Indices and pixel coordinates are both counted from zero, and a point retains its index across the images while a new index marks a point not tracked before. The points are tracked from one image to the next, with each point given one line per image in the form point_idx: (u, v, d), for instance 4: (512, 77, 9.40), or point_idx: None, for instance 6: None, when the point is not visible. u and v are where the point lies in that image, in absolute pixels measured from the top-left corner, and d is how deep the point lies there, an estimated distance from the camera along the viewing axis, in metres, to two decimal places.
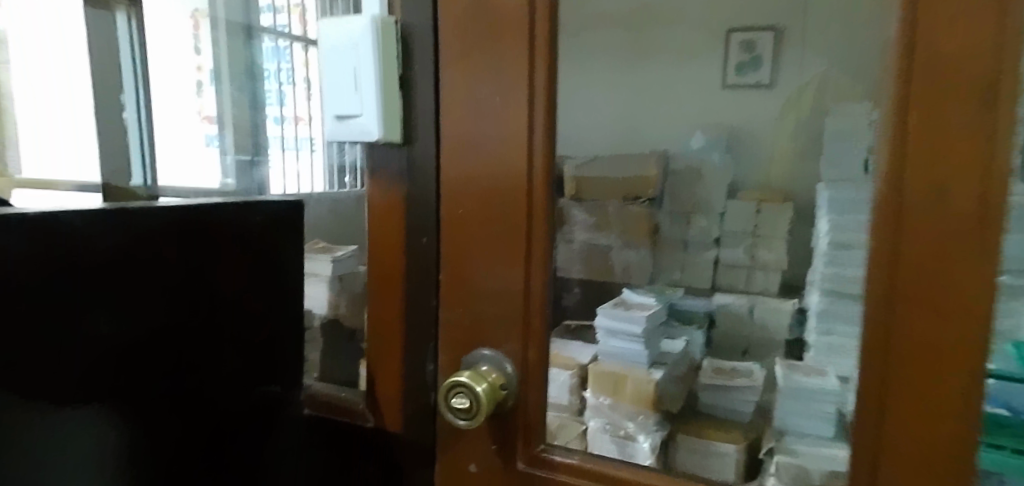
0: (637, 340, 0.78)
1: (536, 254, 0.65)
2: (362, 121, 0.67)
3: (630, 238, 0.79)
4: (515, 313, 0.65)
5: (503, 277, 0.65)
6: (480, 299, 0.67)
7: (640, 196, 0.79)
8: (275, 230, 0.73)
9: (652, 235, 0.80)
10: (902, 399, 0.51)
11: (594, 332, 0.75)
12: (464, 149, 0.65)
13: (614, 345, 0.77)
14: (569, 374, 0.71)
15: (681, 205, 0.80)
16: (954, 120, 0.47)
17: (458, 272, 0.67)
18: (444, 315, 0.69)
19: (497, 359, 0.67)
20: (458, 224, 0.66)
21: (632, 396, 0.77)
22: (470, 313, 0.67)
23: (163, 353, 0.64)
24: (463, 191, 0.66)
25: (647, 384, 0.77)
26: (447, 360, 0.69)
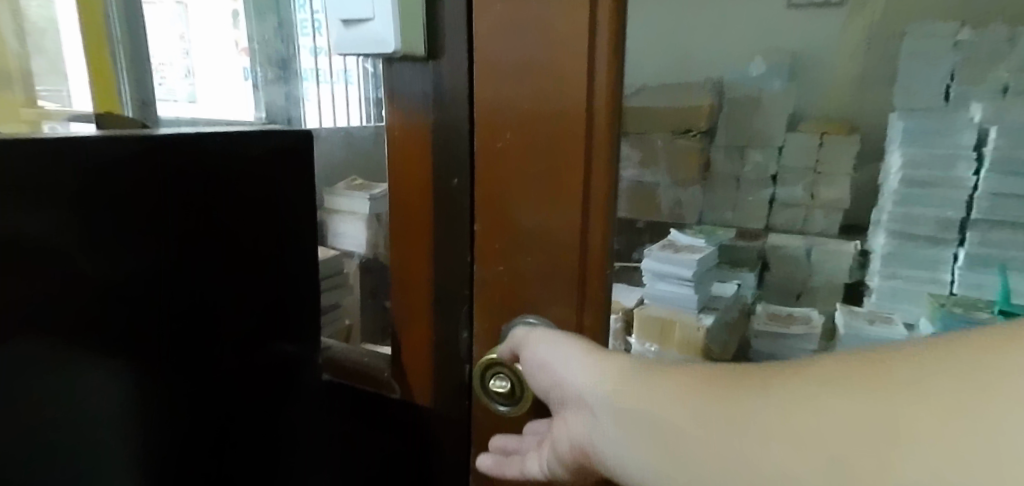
0: (687, 284, 0.68)
1: (595, 210, 0.57)
2: (376, 30, 0.57)
3: (680, 177, 0.65)
4: (567, 278, 0.57)
5: (552, 237, 0.57)
6: (521, 258, 0.59)
7: (692, 129, 0.64)
8: (297, 170, 0.73)
9: (702, 173, 0.66)
10: None
11: (639, 274, 0.66)
12: (508, 86, 0.56)
13: (662, 289, 0.67)
14: (613, 318, 0.65)
15: (739, 135, 0.65)
16: None
17: (499, 226, 0.59)
18: (479, 274, 0.62)
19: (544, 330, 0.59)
20: (498, 174, 0.59)
21: (679, 344, 0.66)
22: (511, 272, 0.60)
23: (182, 289, 0.67)
24: (507, 135, 0.57)
25: (696, 332, 0.67)
26: (482, 324, 0.62)
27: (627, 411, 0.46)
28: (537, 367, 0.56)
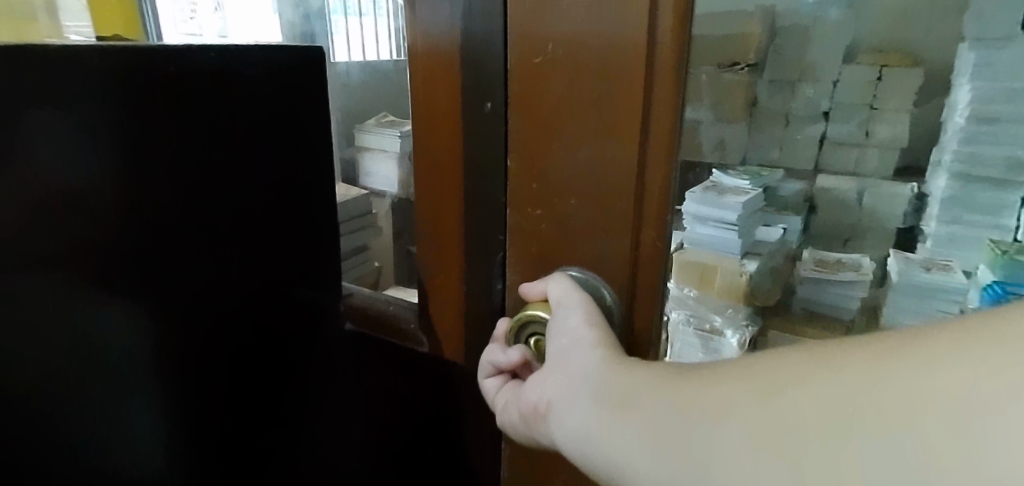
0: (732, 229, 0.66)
1: (650, 153, 0.51)
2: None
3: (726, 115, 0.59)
4: (616, 227, 0.53)
5: (600, 180, 0.52)
6: (563, 200, 0.54)
7: (738, 62, 0.58)
8: (307, 82, 0.67)
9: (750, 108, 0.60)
10: None
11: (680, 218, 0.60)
12: (556, 9, 0.50)
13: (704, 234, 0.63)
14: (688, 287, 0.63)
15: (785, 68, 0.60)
16: None
17: (541, 166, 0.55)
18: (516, 213, 0.58)
19: (589, 280, 0.54)
20: (541, 107, 0.53)
21: (721, 287, 0.66)
22: (553, 215, 0.55)
23: (206, 232, 0.62)
24: (554, 64, 0.51)
25: (738, 276, 0.67)
26: (520, 266, 0.59)
27: (639, 384, 0.40)
28: (563, 336, 0.50)
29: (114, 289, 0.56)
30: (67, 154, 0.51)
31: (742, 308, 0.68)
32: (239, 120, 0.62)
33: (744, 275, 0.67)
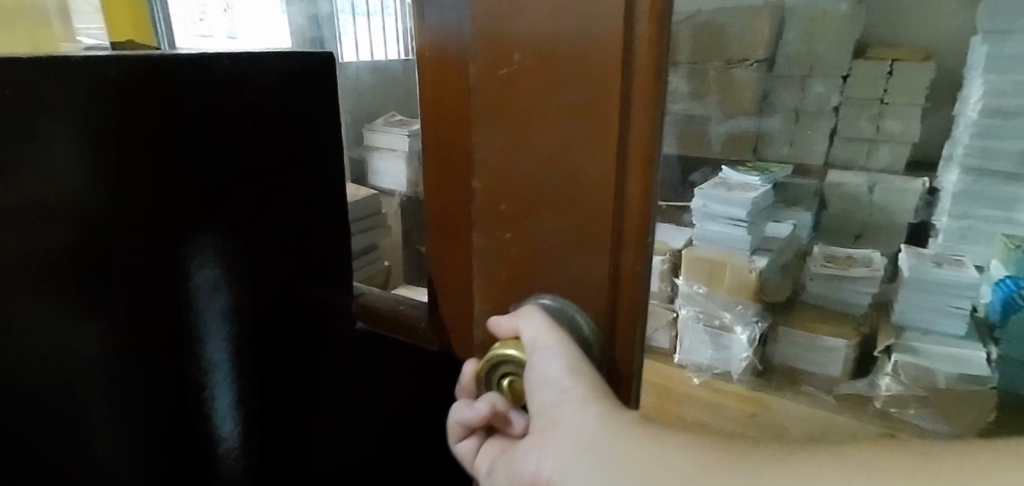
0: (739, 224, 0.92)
1: (630, 119, 0.31)
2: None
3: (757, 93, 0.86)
4: (592, 239, 0.33)
5: (571, 173, 0.32)
6: (518, 201, 0.35)
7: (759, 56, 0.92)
8: (324, 86, 0.49)
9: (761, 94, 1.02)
10: None
11: None
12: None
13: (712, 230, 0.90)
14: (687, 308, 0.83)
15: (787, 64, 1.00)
16: None
17: (502, 153, 0.35)
18: (482, 231, 0.37)
19: (564, 306, 0.35)
20: (502, 68, 0.33)
21: (729, 282, 0.94)
22: (462, 247, 0.40)
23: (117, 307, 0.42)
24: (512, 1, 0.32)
25: (748, 272, 0.94)
26: (487, 302, 0.39)
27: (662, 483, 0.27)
28: (546, 388, 0.33)
29: (90, 308, 0.41)
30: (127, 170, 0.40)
31: (751, 306, 0.97)
32: (242, 135, 0.44)
33: (751, 272, 0.94)
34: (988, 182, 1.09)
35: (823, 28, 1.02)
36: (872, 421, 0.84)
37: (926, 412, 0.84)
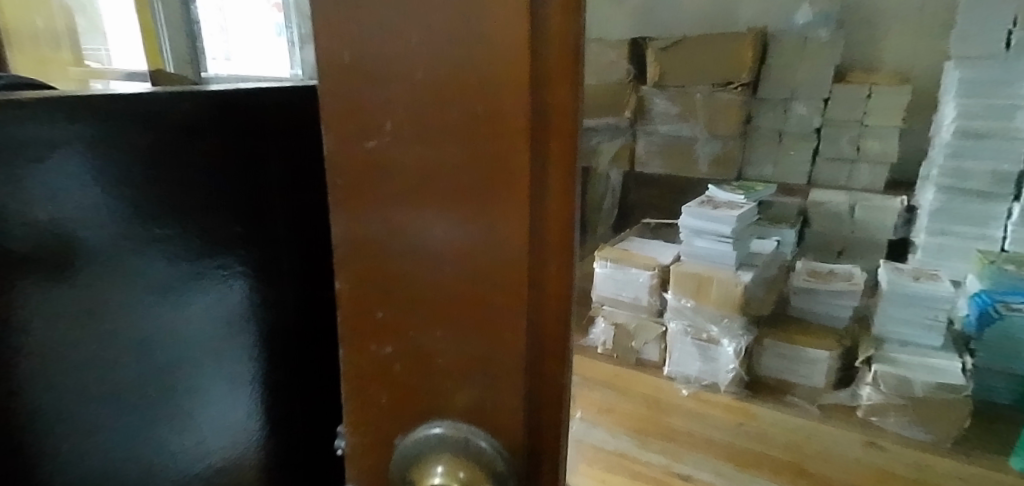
0: (722, 240, 0.97)
1: (553, 149, 0.18)
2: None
3: (722, 128, 1.21)
4: (499, 350, 0.20)
5: (465, 233, 0.19)
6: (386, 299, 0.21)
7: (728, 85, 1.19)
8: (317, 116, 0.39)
9: (741, 120, 1.21)
10: None
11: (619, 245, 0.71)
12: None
13: (697, 245, 0.99)
14: (647, 279, 0.99)
15: (769, 87, 1.21)
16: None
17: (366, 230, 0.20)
18: (347, 345, 0.22)
19: (455, 444, 0.21)
20: (362, 87, 0.19)
21: (716, 298, 0.96)
22: (393, 361, 0.21)
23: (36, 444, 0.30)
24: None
25: (734, 287, 0.95)
26: (361, 442, 0.23)
27: None
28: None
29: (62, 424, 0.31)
30: (110, 206, 0.30)
31: (737, 320, 0.96)
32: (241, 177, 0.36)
33: (737, 286, 0.95)
34: (962, 200, 1.11)
35: (803, 57, 1.19)
36: (854, 429, 0.90)
37: (906, 421, 0.87)
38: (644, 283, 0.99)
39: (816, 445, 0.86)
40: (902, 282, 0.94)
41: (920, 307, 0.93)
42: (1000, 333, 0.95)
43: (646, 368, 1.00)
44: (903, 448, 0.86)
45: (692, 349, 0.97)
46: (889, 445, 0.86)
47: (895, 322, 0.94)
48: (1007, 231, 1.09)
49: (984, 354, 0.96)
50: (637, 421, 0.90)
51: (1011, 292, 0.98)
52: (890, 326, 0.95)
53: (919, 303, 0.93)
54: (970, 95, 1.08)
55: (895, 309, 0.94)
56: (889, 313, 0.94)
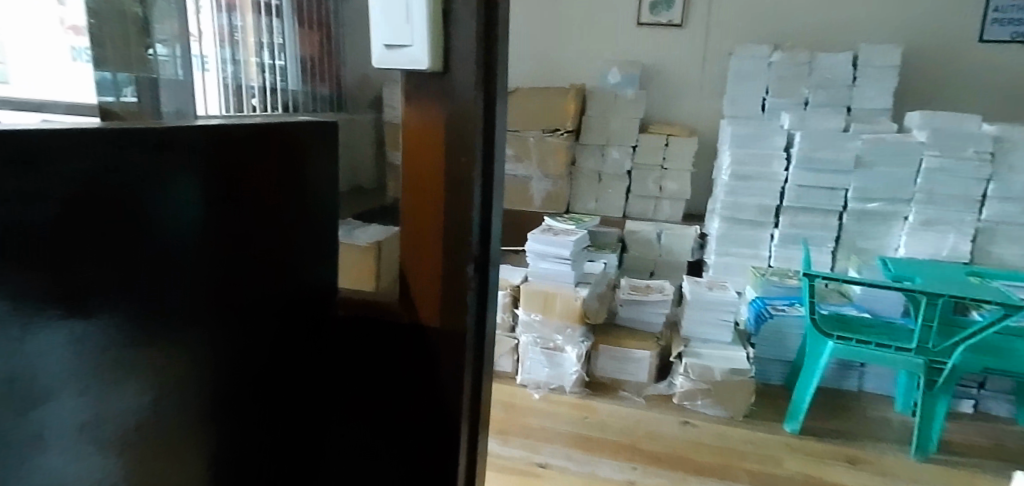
0: (564, 261, 1.11)
1: None
2: (413, 59, 0.28)
3: (550, 172, 1.59)
4: None
5: None
6: (445, 259, 0.31)
7: (557, 130, 1.58)
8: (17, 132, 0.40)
9: (566, 163, 1.58)
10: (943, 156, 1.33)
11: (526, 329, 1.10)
12: (418, 90, 0.29)
13: (542, 266, 1.12)
14: (503, 294, 1.11)
15: (593, 134, 1.59)
16: (672, 95, 1.69)
17: (418, 219, 0.31)
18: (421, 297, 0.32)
19: None
20: None
21: (559, 312, 1.08)
22: None
23: None
24: (452, 134, 0.29)
25: (574, 301, 1.07)
26: None
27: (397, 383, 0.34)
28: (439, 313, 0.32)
29: None
30: None
31: (579, 329, 1.08)
32: None
33: (577, 299, 1.07)
34: (738, 228, 1.47)
35: (612, 110, 1.59)
36: (672, 412, 1.09)
37: (711, 401, 1.08)
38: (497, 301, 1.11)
39: (645, 427, 1.02)
40: (697, 291, 1.17)
41: (711, 309, 1.16)
42: (776, 327, 1.23)
43: (500, 379, 1.12)
44: (709, 423, 1.06)
45: (541, 357, 1.09)
46: (699, 422, 1.06)
47: (695, 324, 1.17)
48: (772, 250, 1.47)
49: (763, 348, 1.25)
50: (497, 425, 0.99)
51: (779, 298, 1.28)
52: (690, 332, 1.17)
53: (715, 310, 1.16)
54: (742, 141, 1.44)
55: (693, 316, 1.17)
56: (691, 318, 1.17)
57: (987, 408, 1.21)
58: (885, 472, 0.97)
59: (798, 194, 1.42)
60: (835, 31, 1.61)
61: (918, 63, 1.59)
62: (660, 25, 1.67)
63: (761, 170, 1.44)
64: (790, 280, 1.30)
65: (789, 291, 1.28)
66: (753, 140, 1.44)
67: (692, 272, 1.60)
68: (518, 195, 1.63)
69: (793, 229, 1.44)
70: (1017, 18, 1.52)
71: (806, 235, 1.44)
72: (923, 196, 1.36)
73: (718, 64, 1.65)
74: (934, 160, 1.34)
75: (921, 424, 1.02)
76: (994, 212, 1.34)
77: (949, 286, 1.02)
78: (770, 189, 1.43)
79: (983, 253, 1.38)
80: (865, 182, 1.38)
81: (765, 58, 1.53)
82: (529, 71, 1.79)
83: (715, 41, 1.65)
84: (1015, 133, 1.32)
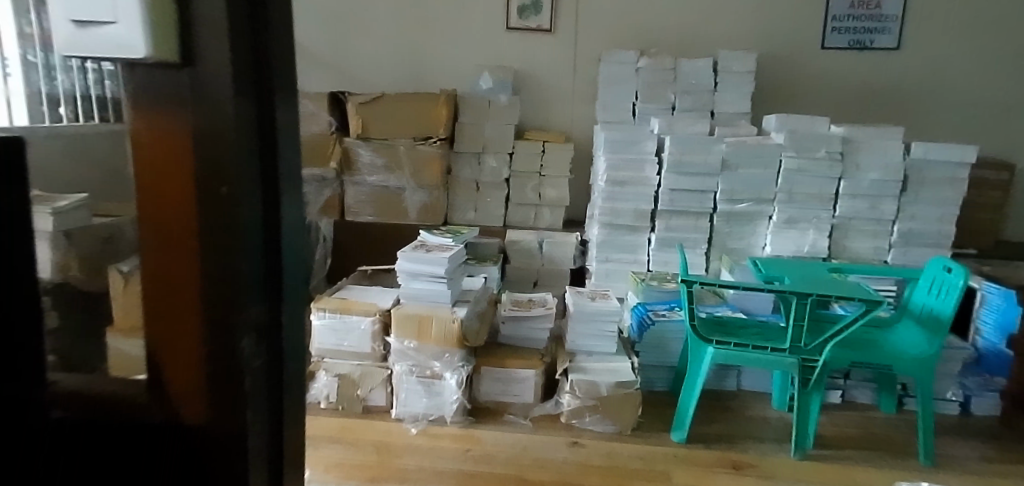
0: (438, 280, 1.02)
1: None
2: (122, 44, 0.21)
3: (423, 183, 1.50)
4: None
5: None
6: (211, 320, 0.24)
7: (431, 137, 1.50)
8: None
9: (440, 172, 1.49)
10: (805, 153, 1.39)
11: (404, 363, 1.00)
12: (153, 97, 0.23)
13: (415, 286, 1.03)
14: (372, 322, 1.00)
15: (466, 141, 1.53)
16: (545, 101, 1.67)
17: (172, 265, 0.24)
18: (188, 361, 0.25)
19: None
20: None
21: (437, 335, 0.98)
22: None
23: None
24: (206, 174, 0.23)
25: (452, 323, 0.98)
26: None
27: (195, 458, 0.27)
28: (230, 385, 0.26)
29: None
30: None
31: (458, 353, 1.00)
32: None
33: (454, 321, 0.98)
34: (617, 233, 1.46)
35: (486, 117, 1.53)
36: (559, 433, 1.03)
37: (599, 417, 1.04)
38: (366, 329, 1.00)
39: (532, 454, 0.96)
40: (582, 302, 1.12)
41: (595, 322, 1.12)
42: (658, 333, 1.22)
43: (373, 415, 1.01)
44: (598, 441, 1.02)
45: (417, 387, 1.00)
46: (587, 441, 1.01)
47: (580, 337, 1.13)
48: (650, 254, 1.47)
49: (647, 355, 1.23)
50: (368, 471, 0.88)
51: (659, 303, 1.29)
52: (574, 345, 1.13)
53: (599, 321, 1.12)
54: (617, 146, 1.43)
55: (580, 330, 1.13)
56: (577, 332, 1.13)
57: (853, 396, 1.26)
58: (768, 475, 0.98)
59: (673, 196, 1.42)
60: (696, 38, 1.65)
61: (772, 69, 1.66)
62: (529, 29, 1.63)
63: (636, 174, 1.43)
64: (670, 284, 1.31)
65: (671, 294, 1.30)
66: (629, 144, 1.42)
67: (574, 281, 1.58)
68: (391, 208, 1.53)
69: (670, 232, 1.45)
70: (853, 27, 1.63)
71: (683, 238, 1.45)
72: (784, 196, 1.41)
73: (589, 67, 1.65)
74: (792, 160, 1.39)
75: (797, 422, 1.03)
76: (846, 208, 1.42)
77: (815, 285, 1.04)
78: (645, 193, 1.43)
79: (838, 246, 1.45)
80: (735, 183, 1.41)
81: (633, 64, 1.53)
82: (396, 77, 1.69)
83: (584, 46, 1.64)
84: (860, 133, 1.41)
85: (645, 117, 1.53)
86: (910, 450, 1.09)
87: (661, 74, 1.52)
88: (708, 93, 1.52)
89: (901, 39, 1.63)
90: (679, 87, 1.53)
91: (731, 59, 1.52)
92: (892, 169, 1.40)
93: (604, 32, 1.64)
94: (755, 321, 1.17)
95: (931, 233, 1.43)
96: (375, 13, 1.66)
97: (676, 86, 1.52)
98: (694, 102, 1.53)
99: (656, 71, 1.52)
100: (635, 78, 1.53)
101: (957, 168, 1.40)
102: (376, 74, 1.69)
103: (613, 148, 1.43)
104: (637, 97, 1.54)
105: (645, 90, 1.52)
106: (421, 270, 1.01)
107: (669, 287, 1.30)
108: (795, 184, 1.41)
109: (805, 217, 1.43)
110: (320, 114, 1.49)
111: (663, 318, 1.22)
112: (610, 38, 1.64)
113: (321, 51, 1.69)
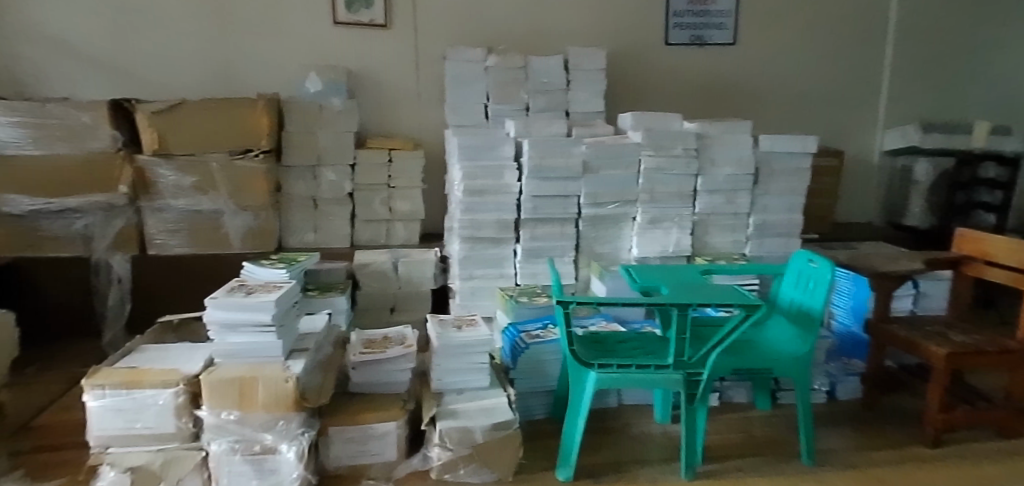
0: (263, 330, 0.81)
1: None
2: None
3: (245, 205, 1.26)
4: None
5: None
6: None
7: (253, 149, 1.25)
8: None
9: (267, 191, 1.26)
10: (663, 151, 1.34)
11: (226, 439, 0.79)
12: None
13: (234, 340, 0.82)
14: (174, 394, 0.78)
15: (297, 153, 1.31)
16: (387, 103, 1.49)
17: None
18: None
19: None
20: None
21: (265, 401, 0.78)
22: None
23: None
24: None
25: (285, 383, 0.78)
26: None
27: None
28: None
29: None
30: None
31: (295, 418, 0.80)
32: None
33: (287, 381, 0.79)
34: (478, 247, 1.32)
35: (320, 125, 1.32)
36: None
37: (474, 468, 0.90)
38: (166, 404, 0.78)
39: None
40: (445, 334, 0.97)
41: (461, 356, 0.97)
42: (533, 356, 1.09)
43: None
44: None
45: (245, 467, 0.79)
46: None
47: (446, 375, 0.98)
48: (517, 267, 1.35)
49: (523, 381, 1.10)
50: None
51: (531, 321, 1.17)
52: (440, 385, 0.97)
53: (465, 355, 0.97)
54: (473, 152, 1.29)
55: (445, 367, 0.97)
56: (442, 370, 0.97)
57: (730, 396, 1.23)
58: None
59: (536, 204, 1.31)
60: (544, 35, 1.56)
61: (620, 66, 1.62)
62: (361, 25, 1.45)
63: (494, 182, 1.30)
64: (542, 298, 1.20)
65: (544, 310, 1.18)
66: (484, 149, 1.29)
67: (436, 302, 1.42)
68: (209, 236, 1.27)
69: (535, 241, 1.34)
70: (692, 23, 1.63)
71: (550, 247, 1.35)
72: (646, 195, 1.36)
73: (434, 66, 1.50)
74: (651, 159, 1.34)
75: (686, 441, 0.95)
76: (704, 205, 1.40)
77: (692, 292, 0.97)
78: (506, 202, 1.31)
79: (700, 244, 1.43)
80: (598, 185, 1.33)
81: (480, 63, 1.41)
82: (205, 83, 1.43)
83: (425, 43, 1.49)
84: (712, 129, 1.39)
85: (498, 119, 1.42)
86: (793, 449, 1.06)
87: (512, 74, 1.41)
88: (561, 91, 1.44)
89: (736, 35, 1.66)
90: (530, 87, 1.43)
91: (580, 55, 1.44)
92: (744, 163, 1.39)
93: (446, 28, 1.49)
94: (632, 333, 1.08)
95: (782, 222, 1.44)
96: (169, 7, 1.38)
97: (528, 85, 1.42)
98: (548, 101, 1.43)
99: (505, 70, 1.41)
100: (483, 78, 1.41)
101: (801, 158, 1.42)
102: (178, 80, 1.42)
103: (466, 153, 1.29)
104: (488, 98, 1.41)
105: (495, 91, 1.40)
106: (239, 320, 0.81)
107: (542, 302, 1.19)
108: (656, 183, 1.36)
109: (668, 216, 1.38)
110: (99, 128, 1.20)
111: (536, 340, 1.09)
112: (453, 34, 1.50)
113: (102, 54, 1.39)
